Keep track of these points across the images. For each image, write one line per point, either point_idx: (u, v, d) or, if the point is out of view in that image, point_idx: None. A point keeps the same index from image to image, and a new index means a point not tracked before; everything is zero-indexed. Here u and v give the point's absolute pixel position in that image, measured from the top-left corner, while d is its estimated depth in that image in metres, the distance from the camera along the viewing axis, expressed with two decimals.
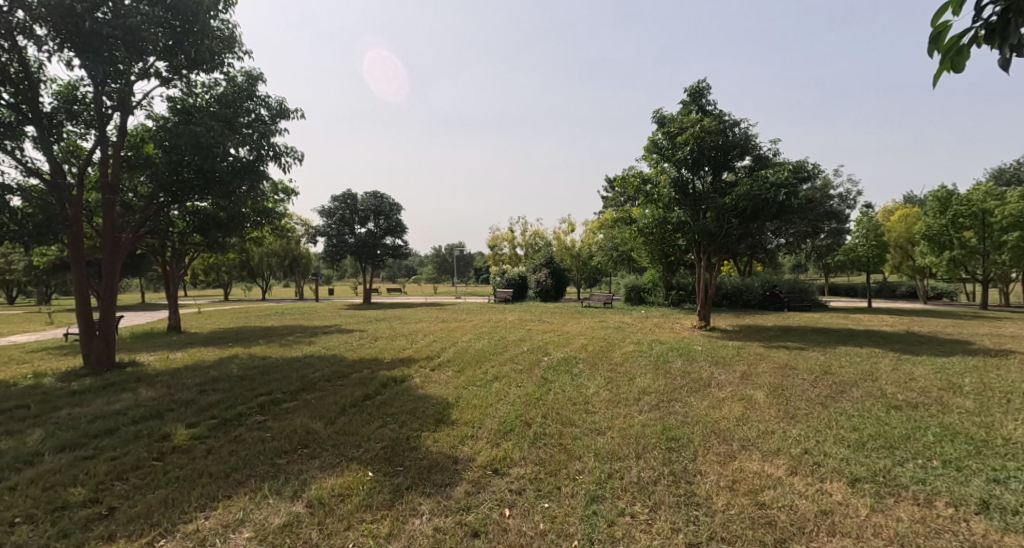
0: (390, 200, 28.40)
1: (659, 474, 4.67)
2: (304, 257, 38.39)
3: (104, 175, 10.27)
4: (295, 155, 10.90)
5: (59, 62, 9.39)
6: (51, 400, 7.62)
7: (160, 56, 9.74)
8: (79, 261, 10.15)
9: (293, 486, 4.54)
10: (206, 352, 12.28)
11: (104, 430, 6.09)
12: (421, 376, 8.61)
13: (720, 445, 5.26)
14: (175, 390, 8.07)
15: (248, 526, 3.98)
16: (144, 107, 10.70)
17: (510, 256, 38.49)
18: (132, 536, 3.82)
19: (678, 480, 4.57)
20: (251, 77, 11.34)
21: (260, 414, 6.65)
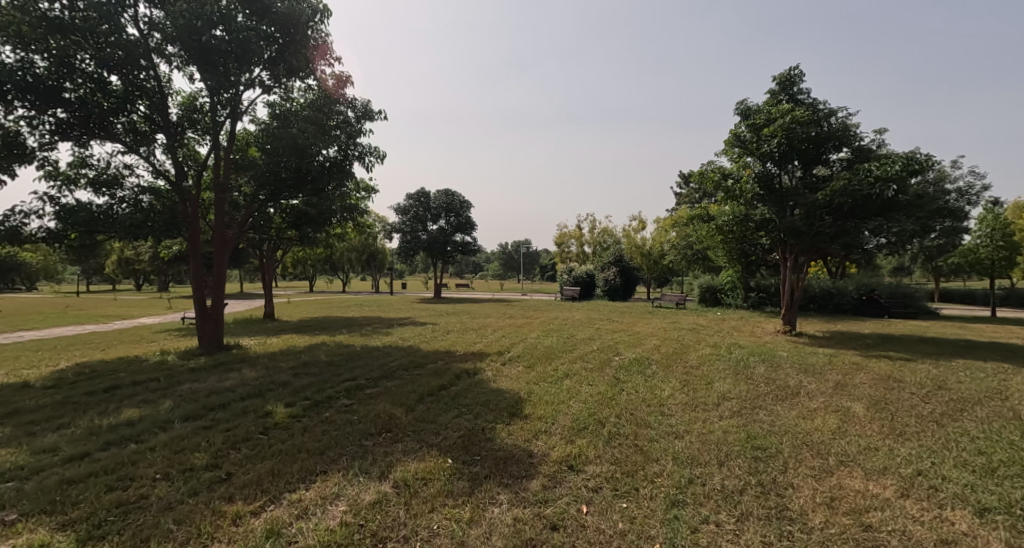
0: (460, 198, 29.12)
1: (746, 483, 4.48)
2: (379, 253, 40.28)
3: (216, 177, 11.36)
4: (377, 155, 11.51)
5: (184, 76, 10.50)
6: (174, 375, 8.60)
7: (263, 66, 10.62)
8: (195, 253, 11.31)
9: (380, 467, 4.82)
10: (297, 339, 13.27)
11: (218, 404, 6.78)
12: (493, 370, 8.80)
13: (815, 458, 4.94)
14: (273, 372, 8.82)
15: (342, 500, 4.28)
16: (249, 114, 11.71)
17: (578, 254, 38.19)
18: (247, 499, 4.23)
19: (768, 492, 4.36)
20: (340, 81, 12.07)
21: (347, 399, 7.11)
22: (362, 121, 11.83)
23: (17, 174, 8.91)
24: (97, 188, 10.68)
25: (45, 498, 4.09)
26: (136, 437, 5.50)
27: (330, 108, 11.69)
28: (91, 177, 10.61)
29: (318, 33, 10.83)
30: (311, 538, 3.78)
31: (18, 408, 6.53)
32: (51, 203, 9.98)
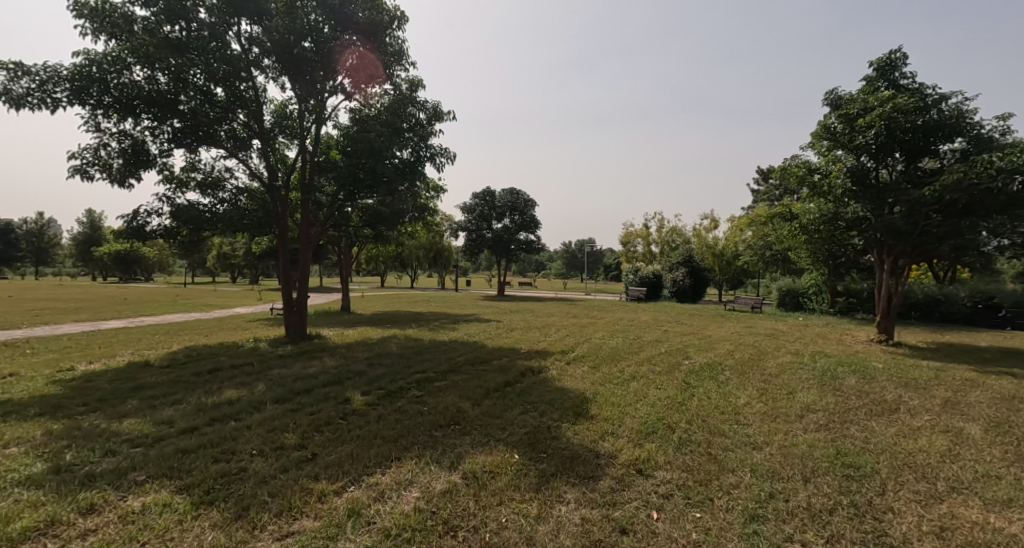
0: (525, 196, 29.24)
1: (836, 503, 4.21)
2: (445, 250, 41.37)
3: (303, 178, 12.17)
4: (448, 155, 11.84)
5: (277, 85, 11.33)
6: (265, 361, 9.33)
7: (346, 74, 11.24)
8: (283, 249, 12.18)
9: (450, 458, 4.99)
10: (371, 332, 13.94)
11: (303, 389, 7.29)
12: (558, 368, 8.81)
13: (920, 482, 4.55)
14: (350, 362, 9.35)
15: (416, 487, 4.47)
16: (333, 119, 12.44)
17: (644, 253, 37.24)
18: (330, 480, 4.51)
19: (862, 514, 4.08)
20: (414, 85, 12.51)
21: (417, 390, 7.40)
22: (434, 123, 12.21)
23: (138, 179, 10.02)
24: (203, 189, 11.77)
25: (164, 464, 4.59)
26: (235, 416, 6.03)
27: (405, 111, 12.12)
28: (198, 180, 11.72)
29: (395, 40, 11.27)
30: (389, 519, 3.95)
31: (139, 383, 7.36)
32: (166, 203, 11.13)
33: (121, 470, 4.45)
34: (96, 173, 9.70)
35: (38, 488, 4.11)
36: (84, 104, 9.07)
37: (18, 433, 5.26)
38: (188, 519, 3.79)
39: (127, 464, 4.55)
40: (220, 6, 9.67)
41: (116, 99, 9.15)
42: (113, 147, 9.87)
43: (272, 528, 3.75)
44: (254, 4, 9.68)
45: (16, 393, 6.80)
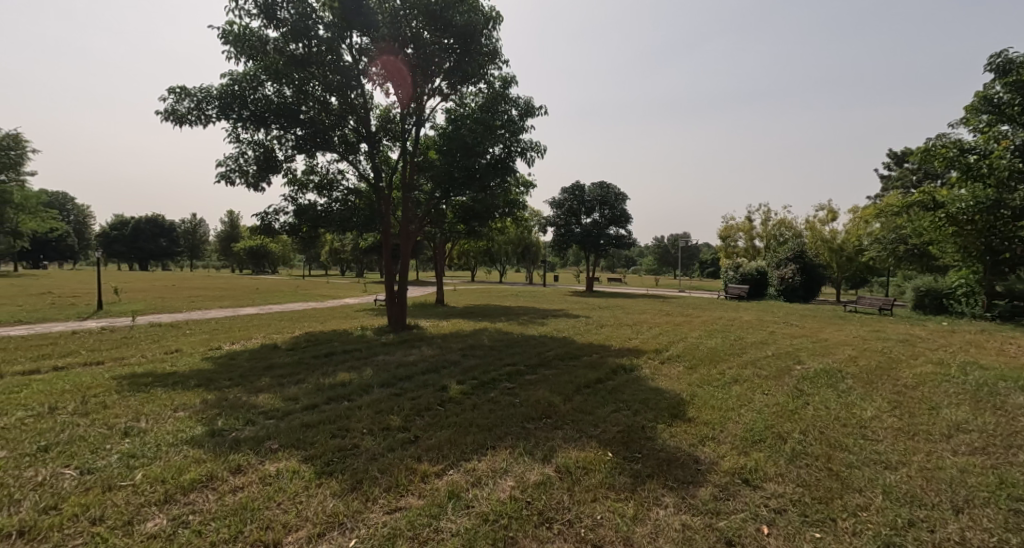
0: (616, 190, 28.58)
1: (997, 541, 3.68)
2: (534, 246, 41.73)
3: (404, 178, 12.87)
4: (539, 150, 11.90)
5: (382, 91, 12.07)
6: (371, 347, 10.03)
7: (443, 76, 11.68)
8: (387, 244, 12.97)
9: (543, 451, 5.05)
10: (465, 324, 14.46)
11: (405, 375, 7.77)
12: (652, 367, 8.55)
13: None
14: (445, 352, 9.78)
15: (511, 477, 4.57)
16: (431, 120, 13.02)
17: (746, 249, 34.97)
18: (431, 462, 4.76)
19: None
20: (507, 82, 12.70)
21: (509, 382, 7.56)
22: (525, 119, 12.32)
23: (268, 183, 11.20)
24: (320, 190, 12.88)
25: (292, 435, 5.13)
26: (348, 397, 6.56)
27: (498, 108, 12.34)
28: (316, 182, 12.85)
29: (490, 39, 11.50)
30: (487, 505, 4.08)
31: (270, 363, 8.26)
32: (290, 204, 12.35)
33: (259, 438, 5.03)
34: (236, 179, 11.01)
35: (198, 447, 4.76)
36: (228, 118, 10.33)
37: (182, 400, 6.13)
38: (313, 486, 4.19)
39: (263, 434, 5.14)
40: (336, 21, 10.51)
41: (252, 112, 10.31)
42: (250, 155, 11.13)
43: (382, 503, 4.02)
44: (364, 16, 10.39)
45: (178, 367, 7.92)
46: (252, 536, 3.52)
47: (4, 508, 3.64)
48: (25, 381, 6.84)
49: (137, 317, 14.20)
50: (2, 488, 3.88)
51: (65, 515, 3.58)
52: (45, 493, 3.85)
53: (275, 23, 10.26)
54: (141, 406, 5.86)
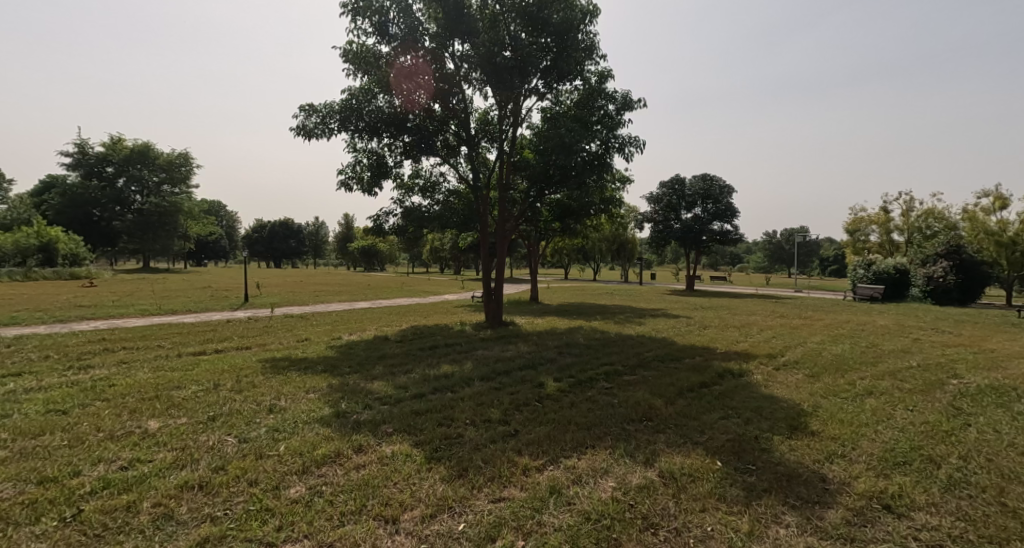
0: (720, 182, 26.88)
1: None
2: (630, 243, 40.61)
3: (501, 178, 13.11)
4: (638, 144, 11.50)
5: (481, 95, 12.42)
6: (471, 342, 10.39)
7: (540, 76, 11.72)
8: (484, 242, 13.29)
9: (645, 454, 4.89)
10: (560, 321, 14.45)
11: (504, 370, 7.94)
12: (765, 374, 7.94)
13: None
14: (541, 349, 9.85)
15: (613, 477, 4.49)
16: (528, 120, 13.16)
17: (879, 244, 31.30)
18: (532, 456, 4.82)
19: None
20: (604, 77, 12.44)
21: (607, 382, 7.43)
22: (623, 113, 11.98)
23: (379, 187, 12.02)
24: (424, 193, 13.58)
25: (404, 421, 5.47)
26: (451, 388, 6.85)
27: (594, 103, 12.13)
28: (420, 185, 13.56)
29: (587, 34, 11.34)
30: (589, 504, 4.03)
31: (382, 353, 8.87)
32: (398, 206, 13.18)
33: (376, 421, 5.43)
34: (353, 185, 11.99)
35: (327, 426, 5.24)
36: (347, 130, 11.30)
37: (312, 383, 6.79)
38: (424, 470, 4.43)
39: (379, 418, 5.52)
40: (440, 32, 11.00)
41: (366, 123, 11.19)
42: (364, 162, 12.04)
43: (487, 491, 4.15)
44: (465, 25, 10.79)
45: (307, 353, 8.78)
46: (373, 510, 3.80)
47: (187, 464, 4.25)
48: (193, 361, 7.97)
49: (276, 309, 16.01)
50: (184, 449, 4.54)
51: (230, 475, 4.11)
52: (214, 455, 4.44)
53: (387, 39, 10.96)
54: (281, 387, 6.58)
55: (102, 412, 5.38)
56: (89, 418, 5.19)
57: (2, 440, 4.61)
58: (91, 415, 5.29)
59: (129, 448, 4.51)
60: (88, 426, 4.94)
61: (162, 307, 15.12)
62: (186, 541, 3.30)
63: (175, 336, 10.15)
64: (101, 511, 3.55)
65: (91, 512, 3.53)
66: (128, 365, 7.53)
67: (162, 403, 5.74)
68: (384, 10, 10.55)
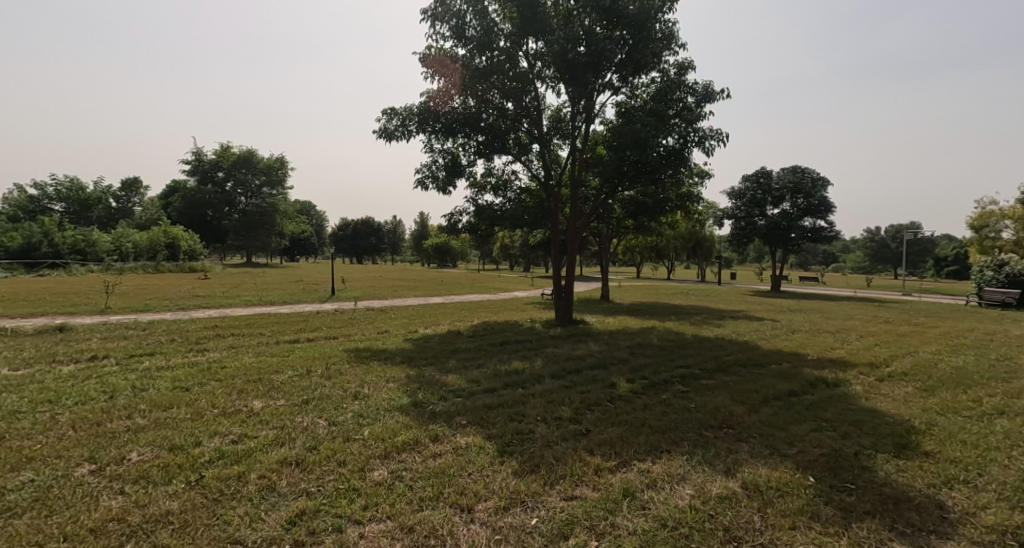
0: (813, 175, 24.95)
1: None
2: (708, 240, 38.87)
3: (573, 175, 12.96)
4: (720, 137, 10.91)
5: (554, 93, 12.34)
6: (541, 340, 10.38)
7: (615, 71, 11.43)
8: (555, 240, 13.18)
9: (726, 463, 4.63)
10: (632, 321, 14.10)
11: (574, 369, 7.86)
12: (866, 385, 7.27)
13: None
14: (613, 348, 9.65)
15: (690, 484, 4.29)
16: (601, 116, 12.92)
17: (1012, 242, 27.74)
18: (605, 457, 4.71)
19: None
20: (683, 68, 11.92)
21: (683, 385, 7.13)
22: (703, 105, 11.42)
23: (453, 186, 12.32)
24: (496, 191, 13.75)
25: (477, 414, 5.55)
26: (521, 384, 6.88)
27: (672, 96, 11.64)
28: (493, 183, 13.74)
29: (666, 24, 10.88)
30: (665, 509, 3.88)
31: (455, 347, 9.08)
32: (471, 204, 13.46)
33: (450, 413, 5.55)
34: (429, 185, 12.38)
35: (405, 415, 5.44)
36: (425, 131, 11.69)
37: (391, 373, 7.08)
38: (497, 463, 4.47)
39: (453, 410, 5.65)
40: (514, 31, 11.05)
41: (442, 124, 11.51)
42: (440, 162, 12.39)
43: (559, 488, 4.11)
44: (540, 23, 10.76)
45: (386, 345, 9.18)
46: (450, 498, 3.88)
47: (285, 442, 4.57)
48: (289, 348, 8.59)
49: (360, 302, 16.91)
50: (283, 428, 4.89)
51: (322, 455, 4.37)
52: (308, 436, 4.74)
53: (463, 41, 11.16)
54: (364, 375, 6.92)
55: (215, 390, 5.93)
56: (207, 395, 5.74)
57: (140, 409, 5.19)
58: (207, 392, 5.84)
59: (239, 424, 4.93)
60: (206, 402, 5.47)
61: (261, 299, 16.44)
62: (286, 512, 3.54)
63: (274, 325, 11.01)
64: (218, 478, 3.88)
65: (210, 478, 3.87)
66: (236, 349, 8.26)
67: (264, 385, 6.23)
68: (461, 14, 10.74)
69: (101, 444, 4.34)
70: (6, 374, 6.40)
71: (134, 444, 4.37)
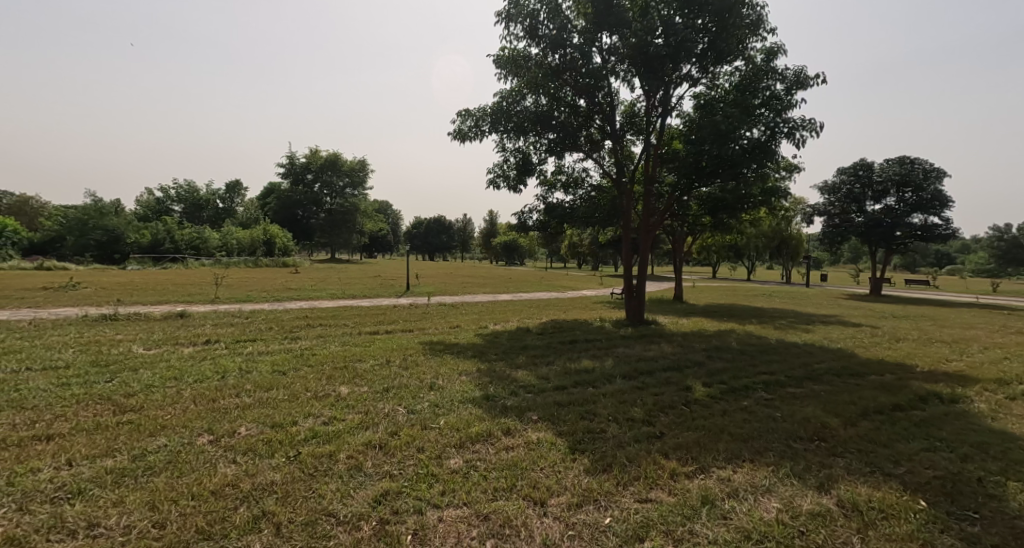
0: (924, 164, 22.56)
1: None
2: (796, 239, 36.29)
3: (647, 170, 12.66)
4: (813, 127, 10.21)
5: (628, 87, 12.10)
6: (611, 339, 10.25)
7: (695, 61, 11.01)
8: (626, 238, 12.91)
9: (818, 478, 4.36)
10: (708, 323, 13.56)
11: (646, 370, 7.70)
12: (988, 403, 6.54)
13: None
14: (688, 351, 9.34)
15: (777, 497, 4.09)
16: (678, 109, 12.51)
17: None
18: (680, 461, 4.60)
19: None
20: (771, 54, 11.26)
21: (766, 392, 6.77)
22: (794, 92, 10.73)
23: (524, 185, 12.44)
24: (566, 189, 13.73)
25: (548, 411, 5.61)
26: (592, 383, 6.84)
27: (759, 84, 11.03)
28: (563, 181, 13.72)
29: (753, 9, 10.32)
30: (748, 521, 3.74)
31: (525, 344, 9.18)
32: (541, 202, 13.53)
33: (521, 408, 5.65)
34: (501, 184, 12.59)
35: (478, 407, 5.60)
36: (497, 131, 11.91)
37: (463, 366, 7.32)
38: (568, 460, 4.50)
39: (524, 405, 5.75)
40: (588, 27, 10.94)
41: (514, 124, 11.65)
42: (511, 162, 12.55)
43: (633, 490, 4.07)
44: (615, 17, 10.57)
45: (459, 339, 9.46)
46: (523, 490, 3.97)
47: (370, 426, 4.88)
48: (369, 339, 9.11)
49: (434, 297, 17.53)
50: (367, 412, 5.22)
51: (402, 440, 4.61)
52: (389, 421, 5.02)
53: (537, 40, 11.21)
54: (439, 367, 7.20)
55: (307, 375, 6.42)
56: (301, 379, 6.23)
57: (247, 389, 5.74)
58: (301, 376, 6.34)
59: (329, 407, 5.31)
60: (301, 386, 5.94)
61: (344, 292, 17.48)
62: (372, 491, 3.78)
63: (356, 317, 11.70)
64: (313, 455, 4.22)
65: (307, 455, 4.21)
66: (324, 339, 8.88)
67: (348, 372, 6.66)
68: (535, 13, 10.78)
69: (216, 418, 4.84)
70: (139, 352, 7.31)
71: (243, 419, 4.83)
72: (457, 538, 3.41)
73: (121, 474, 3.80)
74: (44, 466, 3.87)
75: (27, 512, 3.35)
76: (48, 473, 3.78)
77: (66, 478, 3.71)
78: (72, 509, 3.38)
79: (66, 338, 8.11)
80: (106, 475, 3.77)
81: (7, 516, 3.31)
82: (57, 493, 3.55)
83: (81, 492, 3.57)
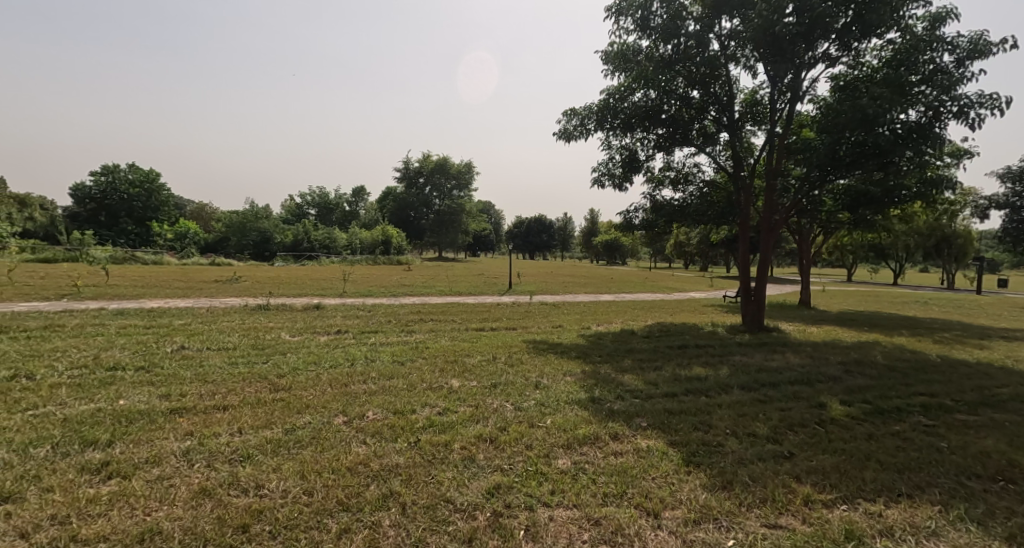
0: None
1: None
2: (962, 237, 31.16)
3: (771, 163, 11.60)
4: (992, 104, 8.65)
5: (750, 74, 11.20)
6: (727, 346, 9.55)
7: (834, 38, 9.88)
8: (744, 236, 11.94)
9: (1007, 527, 3.64)
10: (843, 333, 12.13)
11: (769, 381, 7.05)
12: None
13: None
14: (820, 363, 8.39)
15: (946, 543, 3.50)
16: (810, 94, 11.31)
17: None
18: (816, 487, 4.10)
19: None
20: (936, 21, 9.73)
21: (927, 418, 5.84)
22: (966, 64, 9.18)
23: (631, 182, 12.05)
24: (676, 185, 13.05)
25: (659, 418, 5.33)
26: (706, 392, 6.41)
27: (917, 58, 9.57)
28: (672, 178, 13.05)
29: None
30: None
31: (630, 347, 8.86)
32: (648, 200, 13.01)
33: (630, 413, 5.43)
34: (606, 182, 12.32)
35: (584, 409, 5.49)
36: (603, 129, 11.66)
37: (568, 366, 7.24)
38: (683, 472, 4.23)
39: (633, 410, 5.52)
40: (706, 12, 10.31)
41: (622, 120, 11.34)
42: (618, 159, 12.22)
43: (758, 513, 3.71)
44: None
45: (562, 339, 9.41)
46: (635, 499, 3.79)
47: (480, 420, 4.98)
48: (477, 335, 9.38)
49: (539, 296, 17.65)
50: (477, 406, 5.33)
51: (512, 436, 4.65)
52: (498, 416, 5.10)
53: (648, 32, 10.80)
54: (543, 366, 7.19)
55: (422, 367, 6.75)
56: (417, 370, 6.55)
57: (372, 376, 6.16)
58: (417, 368, 6.67)
59: (442, 398, 5.51)
60: (418, 377, 6.24)
61: (454, 290, 18.24)
62: (485, 483, 3.84)
63: (464, 313, 12.12)
64: (431, 443, 4.40)
65: (425, 442, 4.40)
66: (436, 333, 9.32)
67: (459, 366, 6.89)
68: (648, 4, 10.40)
69: (348, 401, 5.24)
70: (286, 338, 8.21)
71: (370, 404, 5.19)
72: (569, 539, 3.34)
73: (278, 444, 4.25)
74: (223, 431, 4.44)
75: (213, 468, 3.86)
76: (226, 437, 4.33)
77: (239, 444, 4.23)
78: (244, 470, 3.83)
79: (231, 323, 9.38)
80: (267, 444, 4.24)
81: (200, 470, 3.84)
82: (233, 455, 4.06)
83: (250, 457, 4.05)
